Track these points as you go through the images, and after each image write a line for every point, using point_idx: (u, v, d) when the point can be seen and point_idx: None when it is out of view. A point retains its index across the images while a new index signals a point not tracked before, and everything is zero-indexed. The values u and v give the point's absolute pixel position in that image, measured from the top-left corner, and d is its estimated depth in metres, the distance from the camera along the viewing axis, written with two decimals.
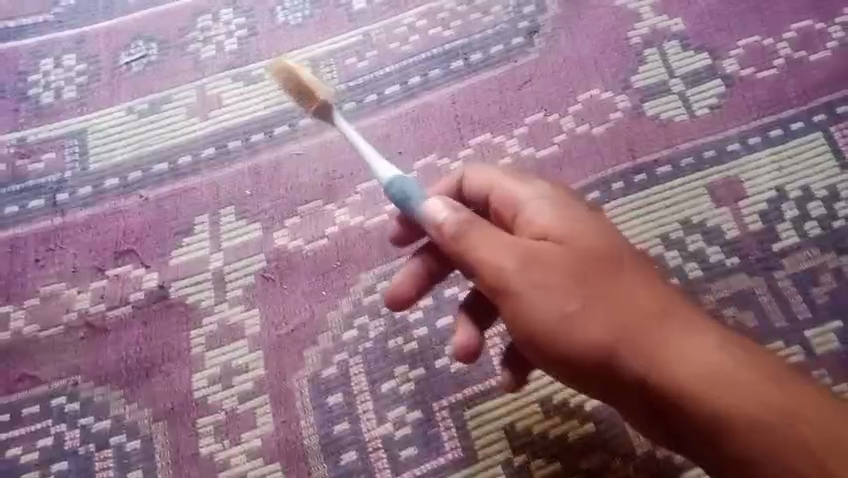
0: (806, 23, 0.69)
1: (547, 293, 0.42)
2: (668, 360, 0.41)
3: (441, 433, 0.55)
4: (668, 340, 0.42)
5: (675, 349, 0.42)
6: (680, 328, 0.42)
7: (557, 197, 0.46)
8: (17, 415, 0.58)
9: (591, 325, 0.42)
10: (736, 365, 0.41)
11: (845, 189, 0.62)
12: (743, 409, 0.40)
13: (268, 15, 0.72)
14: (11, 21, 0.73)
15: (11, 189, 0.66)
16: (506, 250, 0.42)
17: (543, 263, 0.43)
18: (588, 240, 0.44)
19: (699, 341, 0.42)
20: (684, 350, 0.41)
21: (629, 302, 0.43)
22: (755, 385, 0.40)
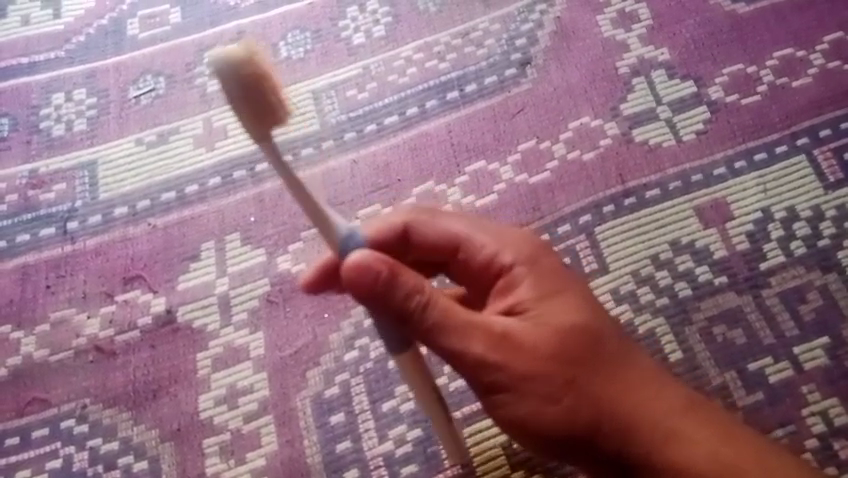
0: (787, 51, 0.72)
1: (527, 374, 0.44)
2: (637, 424, 0.46)
3: (440, 451, 0.57)
4: (631, 404, 0.46)
5: (643, 418, 0.46)
6: (647, 395, 0.46)
7: (523, 260, 0.49)
8: (27, 437, 0.59)
9: (575, 402, 0.45)
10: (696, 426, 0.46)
11: (828, 209, 0.64)
12: (701, 471, 0.46)
13: (271, 49, 0.75)
14: (24, 58, 0.77)
15: (23, 217, 0.68)
16: (483, 335, 0.44)
17: (519, 344, 0.44)
18: (566, 309, 0.46)
19: (662, 407, 0.46)
20: (649, 423, 0.46)
21: (596, 372, 0.45)
22: (710, 448, 0.46)
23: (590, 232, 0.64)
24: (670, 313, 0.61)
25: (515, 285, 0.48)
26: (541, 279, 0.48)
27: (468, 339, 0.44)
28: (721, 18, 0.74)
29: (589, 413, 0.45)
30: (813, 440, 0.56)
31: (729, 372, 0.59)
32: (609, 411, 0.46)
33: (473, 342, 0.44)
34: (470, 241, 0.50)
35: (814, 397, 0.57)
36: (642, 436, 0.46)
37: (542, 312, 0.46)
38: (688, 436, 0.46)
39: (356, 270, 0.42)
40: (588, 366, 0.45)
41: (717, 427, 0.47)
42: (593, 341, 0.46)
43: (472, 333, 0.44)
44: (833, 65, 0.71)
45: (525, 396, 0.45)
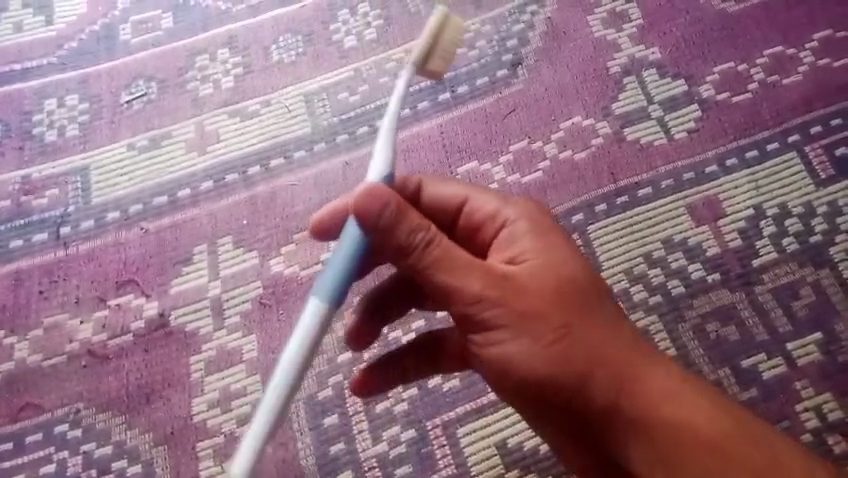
0: (778, 49, 0.72)
1: (524, 316, 0.42)
2: (637, 386, 0.43)
3: (434, 451, 0.57)
4: (630, 363, 0.43)
5: (643, 380, 0.43)
6: (650, 359, 0.43)
7: (528, 217, 0.47)
8: (21, 442, 0.59)
9: (574, 353, 0.42)
10: (700, 401, 0.43)
11: (820, 205, 0.65)
12: (700, 446, 0.42)
13: (262, 53, 0.76)
14: (16, 64, 0.77)
15: (16, 223, 0.68)
16: (483, 275, 0.41)
17: (520, 287, 0.42)
18: (571, 265, 0.44)
19: (663, 373, 0.44)
20: (649, 388, 0.43)
21: (597, 326, 0.43)
22: (713, 420, 0.43)
23: (583, 231, 0.64)
24: (664, 311, 0.61)
25: (516, 239, 0.46)
26: (546, 235, 0.46)
27: (467, 278, 0.41)
28: (712, 17, 0.74)
29: (587, 367, 0.42)
30: (807, 435, 0.56)
31: (723, 369, 0.59)
32: (609, 367, 0.43)
33: (472, 281, 0.41)
34: (474, 201, 0.49)
35: (808, 392, 0.57)
36: (641, 398, 0.43)
37: (545, 263, 0.44)
38: (688, 407, 0.43)
39: (365, 196, 0.40)
40: (591, 319, 0.43)
41: (721, 404, 0.43)
42: (597, 298, 0.44)
43: (470, 273, 0.41)
44: (823, 63, 0.71)
45: (520, 343, 0.42)
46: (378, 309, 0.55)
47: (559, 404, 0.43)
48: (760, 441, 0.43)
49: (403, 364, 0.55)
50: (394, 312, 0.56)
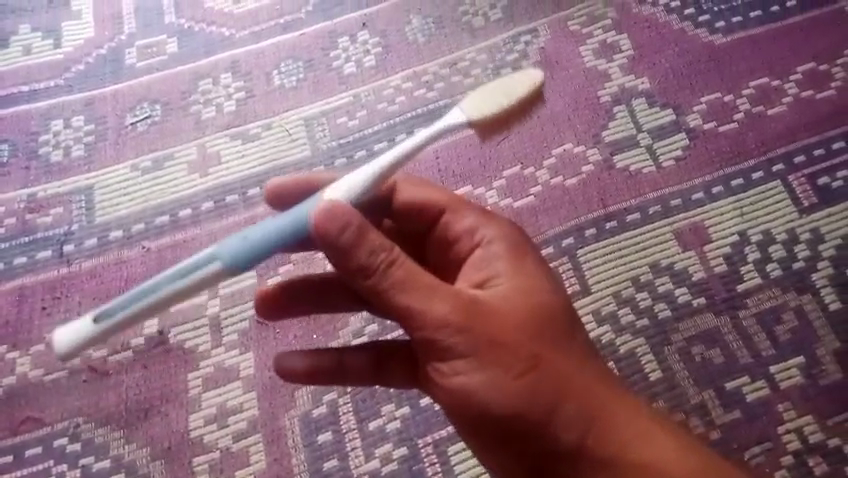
0: (763, 80, 0.74)
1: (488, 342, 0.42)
2: (599, 421, 0.43)
3: (426, 468, 0.58)
4: (593, 396, 0.43)
5: (607, 414, 0.43)
6: (615, 393, 0.44)
7: (499, 245, 0.48)
8: (21, 455, 0.60)
9: (540, 383, 0.42)
10: (663, 437, 0.44)
11: (803, 232, 0.67)
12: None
13: (264, 78, 0.78)
14: (24, 85, 0.79)
15: (21, 240, 0.70)
16: (449, 300, 0.41)
17: (486, 314, 0.42)
18: (541, 292, 0.45)
19: (629, 408, 0.44)
20: (614, 422, 0.43)
21: (561, 356, 0.43)
22: (674, 459, 0.43)
23: (573, 255, 0.66)
24: (650, 334, 0.63)
25: (490, 262, 0.47)
26: (517, 262, 0.47)
27: (437, 301, 0.41)
28: (699, 49, 0.77)
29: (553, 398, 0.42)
30: (788, 457, 0.58)
31: (708, 391, 0.60)
32: (576, 397, 0.43)
33: (436, 306, 0.41)
34: (450, 223, 0.50)
35: (790, 415, 0.59)
36: (604, 434, 0.43)
37: (514, 291, 0.45)
38: (651, 444, 0.43)
39: (331, 211, 0.40)
40: (557, 348, 0.44)
41: (681, 443, 0.44)
42: (564, 328, 0.45)
43: (436, 298, 0.41)
44: (807, 94, 0.73)
45: (485, 370, 0.42)
46: (314, 290, 0.56)
47: (520, 436, 0.43)
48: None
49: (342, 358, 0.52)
50: (332, 300, 0.56)
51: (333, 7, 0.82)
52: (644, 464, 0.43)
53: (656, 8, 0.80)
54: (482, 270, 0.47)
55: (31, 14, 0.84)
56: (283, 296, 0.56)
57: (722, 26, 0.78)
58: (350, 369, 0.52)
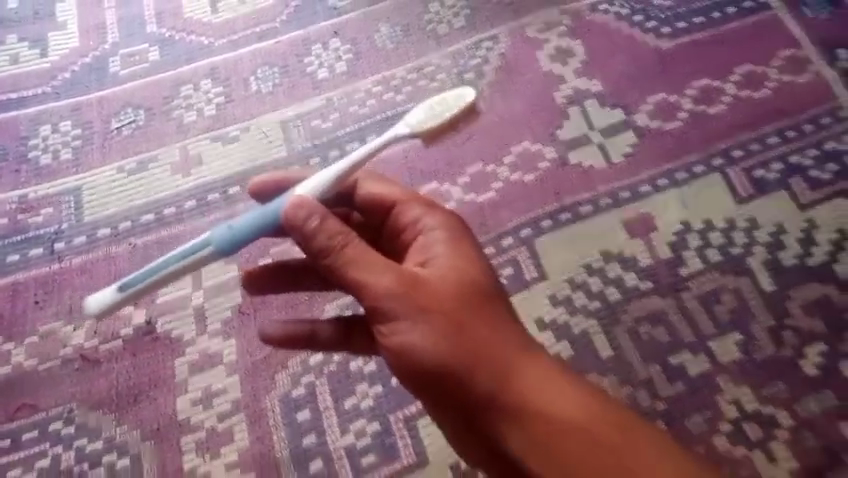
0: (704, 81, 0.81)
1: (422, 308, 0.46)
2: (526, 384, 0.46)
3: (396, 441, 0.62)
4: (522, 361, 0.47)
5: (533, 378, 0.46)
6: (539, 361, 0.47)
7: (446, 228, 0.52)
8: (18, 439, 0.64)
9: (467, 348, 0.46)
10: (583, 402, 0.46)
11: (740, 220, 0.73)
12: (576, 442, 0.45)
13: (242, 84, 0.83)
14: (13, 93, 0.83)
15: (13, 239, 0.74)
16: (388, 271, 0.46)
17: (422, 284, 0.47)
18: (477, 270, 0.49)
19: (551, 374, 0.47)
20: (534, 386, 0.46)
21: (493, 323, 0.47)
22: (595, 423, 0.46)
23: (531, 244, 0.72)
24: (602, 315, 0.68)
25: (434, 242, 0.51)
26: (456, 244, 0.51)
27: (376, 273, 0.46)
28: (647, 54, 0.83)
29: (478, 362, 0.46)
30: (728, 423, 0.63)
31: (654, 366, 0.65)
32: (499, 361, 0.46)
33: (376, 276, 0.46)
34: (405, 207, 0.54)
35: (727, 385, 0.65)
36: (528, 396, 0.46)
37: (449, 267, 0.49)
38: (574, 408, 0.46)
39: (297, 203, 0.46)
40: (486, 317, 0.47)
41: (607, 411, 0.46)
42: (496, 303, 0.49)
43: (376, 269, 0.46)
44: (744, 94, 0.80)
45: (417, 334, 0.46)
46: (286, 276, 0.61)
47: (449, 396, 0.47)
48: (635, 440, 0.45)
49: (314, 328, 0.57)
50: (301, 282, 0.62)
51: (307, 16, 0.87)
52: (561, 423, 0.45)
53: (608, 15, 0.86)
54: (424, 251, 0.51)
55: (18, 25, 0.88)
56: (258, 277, 0.61)
57: (668, 31, 0.85)
58: (321, 340, 0.58)
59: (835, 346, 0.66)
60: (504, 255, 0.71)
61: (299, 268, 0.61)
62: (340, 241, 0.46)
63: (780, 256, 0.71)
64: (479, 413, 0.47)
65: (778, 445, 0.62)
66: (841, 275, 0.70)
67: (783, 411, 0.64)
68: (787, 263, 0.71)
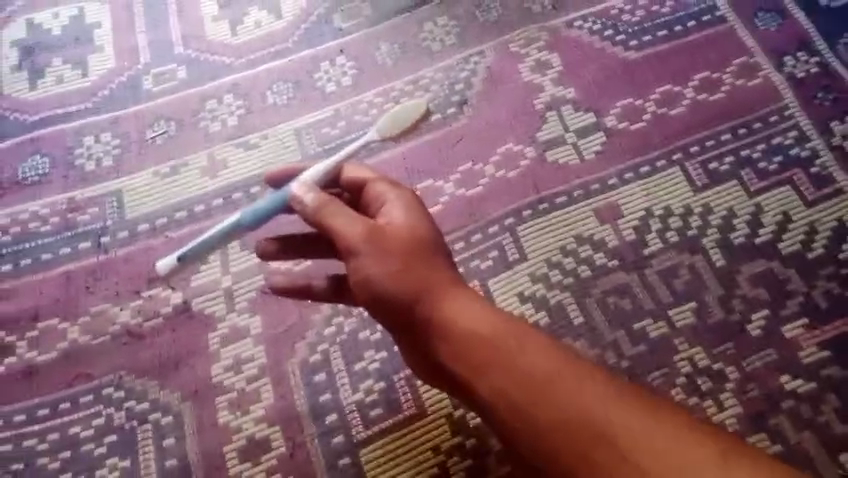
0: (667, 87, 0.92)
1: (379, 250, 0.58)
2: (458, 312, 0.56)
3: (400, 397, 0.74)
4: (458, 296, 0.57)
5: (466, 308, 0.56)
6: (469, 295, 0.57)
7: (411, 199, 0.62)
8: (76, 402, 0.75)
9: (410, 282, 0.57)
10: (504, 324, 0.55)
11: (696, 207, 0.84)
12: (493, 353, 0.54)
13: (260, 97, 0.94)
14: (60, 109, 0.95)
15: (65, 234, 0.85)
16: (354, 224, 0.59)
17: (381, 233, 0.59)
18: (429, 230, 0.60)
19: (479, 303, 0.56)
20: (463, 310, 0.56)
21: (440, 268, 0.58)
22: (513, 344, 0.54)
23: (513, 230, 0.83)
24: (574, 289, 0.79)
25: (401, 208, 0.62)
26: (413, 207, 0.62)
27: (345, 225, 0.59)
28: (616, 64, 0.94)
29: (420, 293, 0.57)
30: (682, 378, 0.74)
31: (619, 331, 0.77)
32: (436, 294, 0.57)
33: (345, 227, 0.59)
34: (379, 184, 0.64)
35: (683, 346, 0.75)
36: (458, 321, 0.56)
37: (405, 222, 0.60)
38: (497, 333, 0.55)
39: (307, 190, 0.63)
40: (430, 262, 0.58)
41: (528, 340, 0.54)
42: (441, 255, 0.59)
43: (346, 223, 0.59)
44: (702, 98, 0.91)
45: (373, 270, 0.58)
46: (292, 245, 0.71)
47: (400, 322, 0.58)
48: (543, 351, 0.53)
49: (310, 286, 0.70)
50: (307, 251, 0.72)
51: (316, 37, 0.99)
52: (478, 336, 0.55)
53: (582, 30, 0.97)
54: (387, 214, 0.61)
55: (62, 50, 1.00)
56: (269, 249, 0.72)
57: (635, 44, 0.96)
58: (318, 294, 0.70)
59: (776, 311, 0.77)
60: (491, 240, 0.82)
61: (304, 240, 0.71)
62: (325, 204, 0.61)
63: (730, 236, 0.82)
64: (420, 335, 0.57)
65: (726, 394, 0.73)
66: (784, 252, 0.80)
67: (731, 366, 0.74)
68: (736, 242, 0.81)
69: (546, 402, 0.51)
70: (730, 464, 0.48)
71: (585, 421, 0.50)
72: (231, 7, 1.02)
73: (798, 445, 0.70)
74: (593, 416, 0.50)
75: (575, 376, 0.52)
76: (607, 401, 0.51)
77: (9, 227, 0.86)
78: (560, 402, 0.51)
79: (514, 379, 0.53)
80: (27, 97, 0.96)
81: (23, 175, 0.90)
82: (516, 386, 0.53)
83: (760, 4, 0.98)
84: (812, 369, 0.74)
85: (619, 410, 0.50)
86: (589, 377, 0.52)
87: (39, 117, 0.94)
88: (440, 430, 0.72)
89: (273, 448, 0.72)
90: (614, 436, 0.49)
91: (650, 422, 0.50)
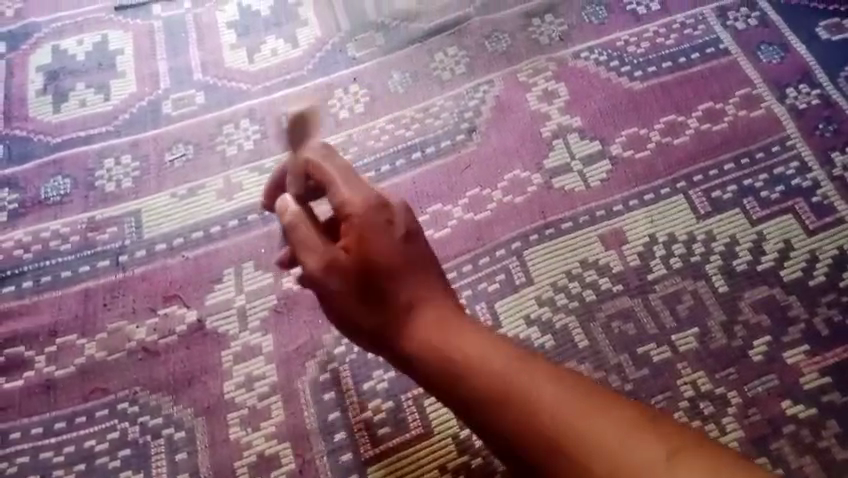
0: (671, 117, 0.94)
1: (338, 281, 0.59)
2: (416, 333, 0.58)
3: (407, 415, 0.76)
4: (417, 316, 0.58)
5: (425, 328, 0.58)
6: (428, 313, 0.59)
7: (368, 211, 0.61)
8: (91, 416, 0.77)
9: (375, 307, 0.59)
10: (468, 338, 0.57)
11: (699, 233, 0.85)
12: (456, 370, 0.56)
13: (276, 122, 0.97)
14: (82, 132, 0.98)
15: (84, 253, 0.88)
16: (313, 257, 0.60)
17: (337, 263, 0.59)
18: (386, 243, 0.60)
19: (437, 322, 0.58)
20: (420, 332, 0.58)
21: (397, 290, 0.59)
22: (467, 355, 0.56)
23: (520, 255, 0.85)
24: (579, 313, 0.81)
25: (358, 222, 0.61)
26: (370, 220, 0.60)
27: (307, 258, 0.61)
28: (621, 94, 0.97)
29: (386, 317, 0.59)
30: (684, 401, 0.75)
31: (623, 354, 0.78)
32: (400, 315, 0.59)
33: (307, 259, 0.61)
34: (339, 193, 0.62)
35: (686, 371, 0.77)
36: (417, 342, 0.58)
37: (361, 244, 0.60)
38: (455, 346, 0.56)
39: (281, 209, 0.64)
40: (389, 282, 0.59)
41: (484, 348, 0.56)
42: (401, 269, 0.59)
43: (308, 254, 0.61)
44: (705, 127, 0.93)
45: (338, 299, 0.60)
46: None
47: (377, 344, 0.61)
48: (497, 360, 0.55)
49: None
50: None
51: (331, 65, 1.02)
52: (437, 356, 0.57)
53: (589, 61, 1.00)
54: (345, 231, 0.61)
55: (86, 75, 1.03)
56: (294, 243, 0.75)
57: (640, 75, 0.98)
58: None
59: (778, 338, 0.78)
60: (498, 264, 0.84)
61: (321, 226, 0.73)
62: (292, 228, 0.62)
63: (733, 263, 0.83)
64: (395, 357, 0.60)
65: (728, 419, 0.74)
66: (786, 279, 0.82)
67: (733, 391, 0.76)
68: (739, 269, 0.83)
69: (509, 412, 0.53)
70: (676, 462, 0.48)
71: (546, 428, 0.52)
72: (249, 36, 1.06)
73: (799, 470, 0.71)
74: (553, 423, 0.52)
75: (536, 384, 0.53)
76: (555, 408, 0.52)
77: (31, 245, 0.89)
78: (510, 414, 0.53)
79: (478, 395, 0.55)
80: (51, 120, 0.99)
81: (45, 195, 0.93)
82: (481, 400, 0.54)
83: (762, 37, 1.00)
84: (813, 395, 0.75)
85: (576, 415, 0.51)
86: (549, 384, 0.53)
87: (62, 139, 0.98)
88: (446, 449, 0.73)
89: (283, 464, 0.74)
90: (573, 440, 0.51)
91: (605, 424, 0.50)
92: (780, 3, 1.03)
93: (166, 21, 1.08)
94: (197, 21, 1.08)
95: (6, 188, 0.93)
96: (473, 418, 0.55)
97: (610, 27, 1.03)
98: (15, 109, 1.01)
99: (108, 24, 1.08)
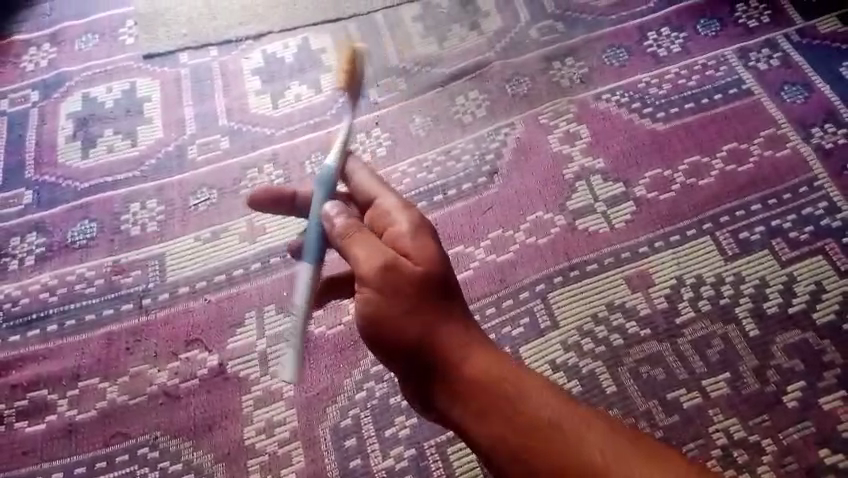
0: (695, 158, 0.94)
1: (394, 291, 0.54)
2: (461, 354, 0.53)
3: (430, 464, 0.74)
4: (462, 337, 0.54)
5: (471, 348, 0.53)
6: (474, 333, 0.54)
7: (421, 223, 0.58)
8: (112, 461, 0.77)
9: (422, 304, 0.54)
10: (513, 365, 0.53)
11: (727, 275, 0.84)
12: (503, 390, 0.52)
13: (299, 166, 0.98)
14: (110, 177, 1.00)
15: (108, 296, 0.88)
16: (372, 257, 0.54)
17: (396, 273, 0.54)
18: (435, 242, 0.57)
19: (483, 346, 0.54)
20: (466, 353, 0.53)
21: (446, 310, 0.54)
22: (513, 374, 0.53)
23: (545, 297, 0.84)
24: (606, 358, 0.79)
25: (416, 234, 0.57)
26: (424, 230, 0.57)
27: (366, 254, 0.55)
28: (644, 135, 0.96)
29: (429, 319, 0.54)
30: (717, 450, 0.73)
31: (652, 400, 0.76)
32: (446, 331, 0.54)
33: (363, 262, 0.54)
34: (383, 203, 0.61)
35: (718, 417, 0.74)
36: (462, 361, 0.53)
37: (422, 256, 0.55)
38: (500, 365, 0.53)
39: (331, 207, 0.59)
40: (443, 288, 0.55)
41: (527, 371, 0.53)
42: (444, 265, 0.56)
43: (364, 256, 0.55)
44: (730, 168, 0.92)
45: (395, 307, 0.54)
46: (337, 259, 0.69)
47: (404, 363, 0.55)
48: (540, 384, 0.52)
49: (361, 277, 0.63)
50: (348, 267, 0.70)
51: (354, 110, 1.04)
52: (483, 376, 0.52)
53: (610, 103, 1.00)
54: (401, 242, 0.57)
55: (113, 121, 1.06)
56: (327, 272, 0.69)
57: (662, 116, 0.98)
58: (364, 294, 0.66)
59: (813, 383, 0.76)
60: (522, 306, 0.83)
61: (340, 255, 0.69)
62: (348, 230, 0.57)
63: (763, 306, 0.81)
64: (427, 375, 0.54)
65: (763, 468, 0.71)
66: (818, 322, 0.80)
67: (767, 438, 0.73)
68: (770, 311, 0.81)
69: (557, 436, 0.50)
70: None
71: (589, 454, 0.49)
72: (273, 82, 1.08)
73: None
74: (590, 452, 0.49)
75: (593, 424, 0.50)
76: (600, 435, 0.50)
77: (56, 287, 0.89)
78: (554, 440, 0.50)
79: (532, 417, 0.51)
80: (79, 165, 1.01)
81: (71, 239, 0.94)
82: (534, 424, 0.50)
83: (785, 77, 1.00)
84: None
85: (618, 443, 0.50)
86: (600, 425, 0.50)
87: (90, 184, 0.99)
88: None
89: None
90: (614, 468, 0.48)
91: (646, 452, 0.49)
92: (802, 43, 1.03)
93: (192, 69, 1.10)
94: (223, 69, 1.10)
95: (34, 232, 0.95)
96: (513, 441, 0.51)
97: (631, 68, 1.03)
98: (45, 155, 1.03)
99: (136, 72, 1.11)
